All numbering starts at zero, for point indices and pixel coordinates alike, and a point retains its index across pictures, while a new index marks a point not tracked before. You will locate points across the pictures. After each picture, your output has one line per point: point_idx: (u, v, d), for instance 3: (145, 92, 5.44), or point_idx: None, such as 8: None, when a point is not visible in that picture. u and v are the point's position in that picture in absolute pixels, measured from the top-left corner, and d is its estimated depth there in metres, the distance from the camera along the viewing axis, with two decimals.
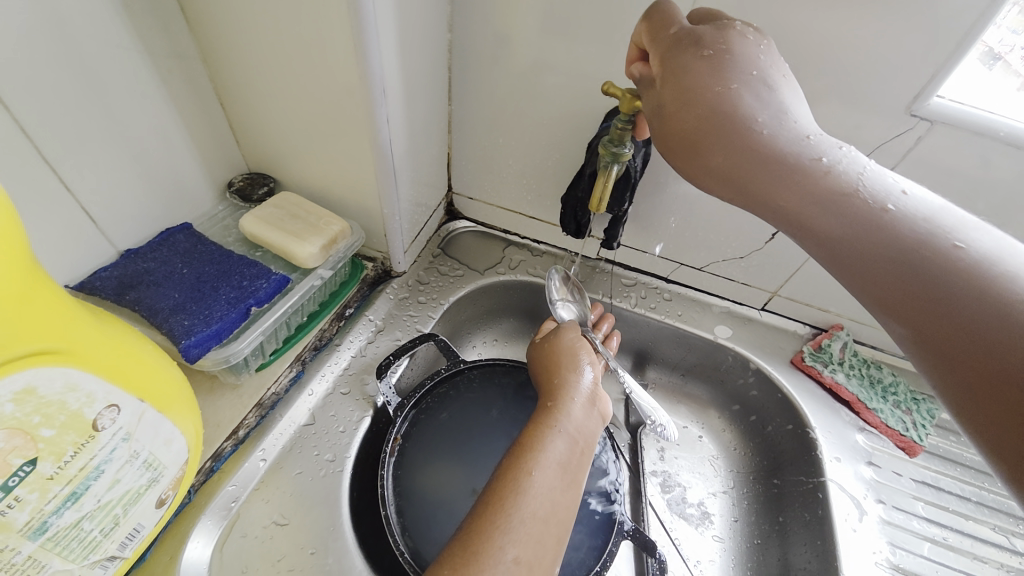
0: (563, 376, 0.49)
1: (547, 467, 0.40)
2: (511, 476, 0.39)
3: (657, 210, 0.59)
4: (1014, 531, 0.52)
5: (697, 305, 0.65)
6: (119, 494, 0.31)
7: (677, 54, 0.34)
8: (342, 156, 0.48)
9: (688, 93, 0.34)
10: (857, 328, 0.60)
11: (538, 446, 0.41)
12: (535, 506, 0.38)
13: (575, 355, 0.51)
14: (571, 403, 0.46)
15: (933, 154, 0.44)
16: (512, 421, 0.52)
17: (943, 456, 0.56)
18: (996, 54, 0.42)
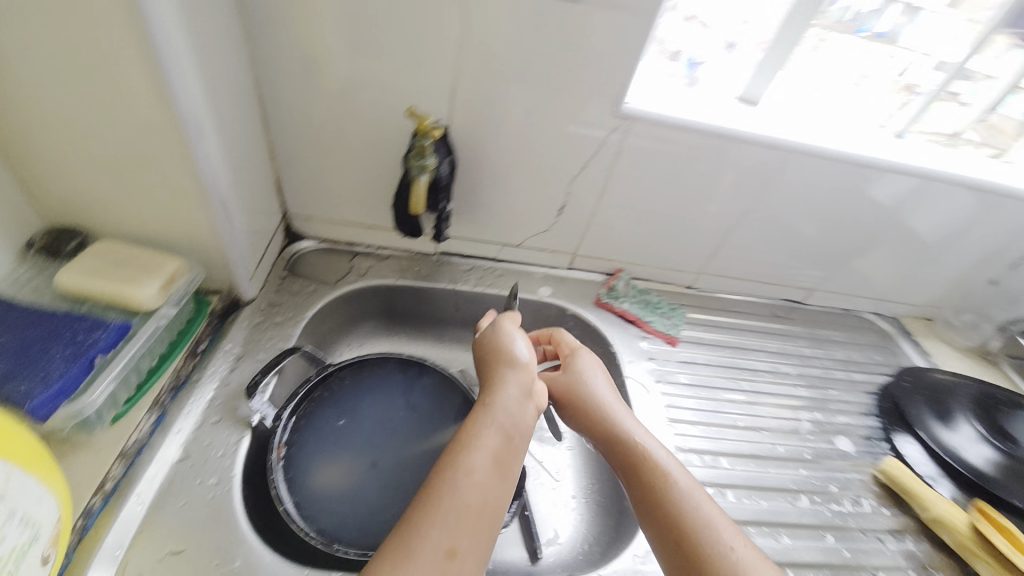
0: (499, 369, 0.54)
1: (480, 458, 0.45)
2: (445, 471, 0.44)
3: (472, 204, 0.72)
4: (741, 377, 0.76)
5: (522, 275, 0.81)
6: (6, 552, 0.31)
7: (570, 358, 0.62)
8: (162, 197, 0.49)
9: (569, 379, 0.59)
10: (631, 268, 0.83)
11: (477, 443, 0.46)
12: (470, 500, 0.42)
13: (511, 342, 0.57)
14: (505, 400, 0.51)
15: (639, 140, 0.66)
16: (386, 404, 0.61)
17: (692, 341, 0.79)
18: (732, 44, 0.70)
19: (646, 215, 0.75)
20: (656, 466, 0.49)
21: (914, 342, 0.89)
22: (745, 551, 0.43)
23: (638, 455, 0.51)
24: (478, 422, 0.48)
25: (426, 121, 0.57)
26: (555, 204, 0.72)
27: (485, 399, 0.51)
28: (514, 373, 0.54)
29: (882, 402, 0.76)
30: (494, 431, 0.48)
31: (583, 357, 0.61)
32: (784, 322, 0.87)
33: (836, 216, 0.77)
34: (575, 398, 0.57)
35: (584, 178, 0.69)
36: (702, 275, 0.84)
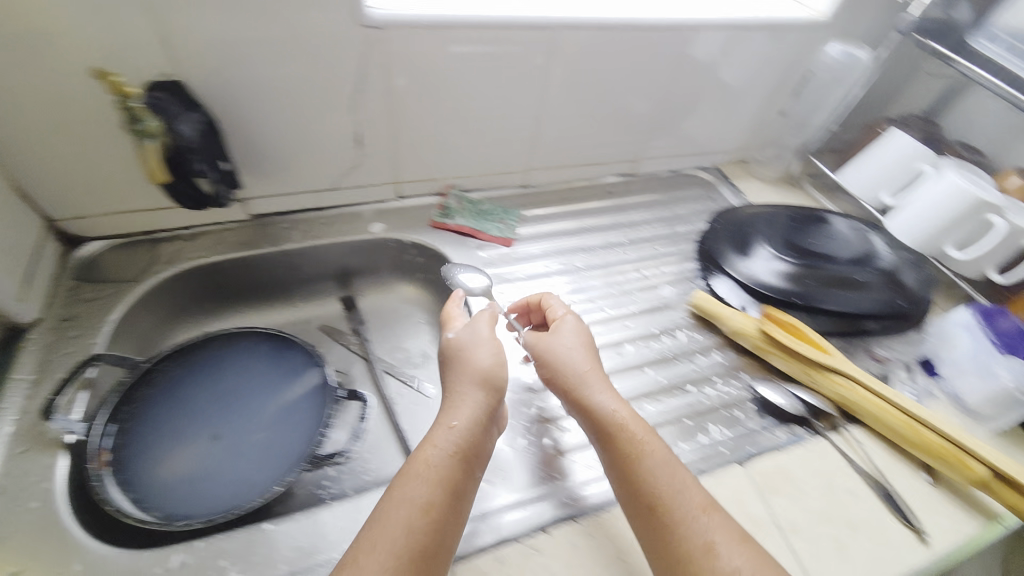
0: (462, 375, 0.52)
1: (424, 488, 0.43)
2: (391, 503, 0.42)
3: (261, 156, 0.67)
4: (575, 258, 0.81)
5: (351, 217, 0.79)
6: None
7: (557, 322, 0.60)
8: None
9: (542, 350, 0.56)
10: (460, 183, 0.83)
11: (433, 467, 0.44)
12: (417, 534, 0.40)
13: (474, 343, 0.54)
14: (462, 414, 0.48)
15: (401, 46, 0.62)
16: (220, 387, 0.61)
17: (528, 238, 0.82)
18: None
19: (447, 124, 0.74)
20: (629, 438, 0.48)
21: (732, 185, 0.98)
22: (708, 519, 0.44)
23: (609, 429, 0.49)
24: (433, 442, 0.46)
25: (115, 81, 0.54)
26: (348, 135, 0.69)
27: (446, 410, 0.49)
28: (477, 373, 0.51)
29: (701, 245, 0.82)
30: (446, 448, 0.46)
31: (571, 321, 0.59)
32: (616, 197, 0.93)
33: (630, 82, 0.79)
34: (547, 369, 0.55)
35: (364, 100, 0.66)
36: (530, 172, 0.86)
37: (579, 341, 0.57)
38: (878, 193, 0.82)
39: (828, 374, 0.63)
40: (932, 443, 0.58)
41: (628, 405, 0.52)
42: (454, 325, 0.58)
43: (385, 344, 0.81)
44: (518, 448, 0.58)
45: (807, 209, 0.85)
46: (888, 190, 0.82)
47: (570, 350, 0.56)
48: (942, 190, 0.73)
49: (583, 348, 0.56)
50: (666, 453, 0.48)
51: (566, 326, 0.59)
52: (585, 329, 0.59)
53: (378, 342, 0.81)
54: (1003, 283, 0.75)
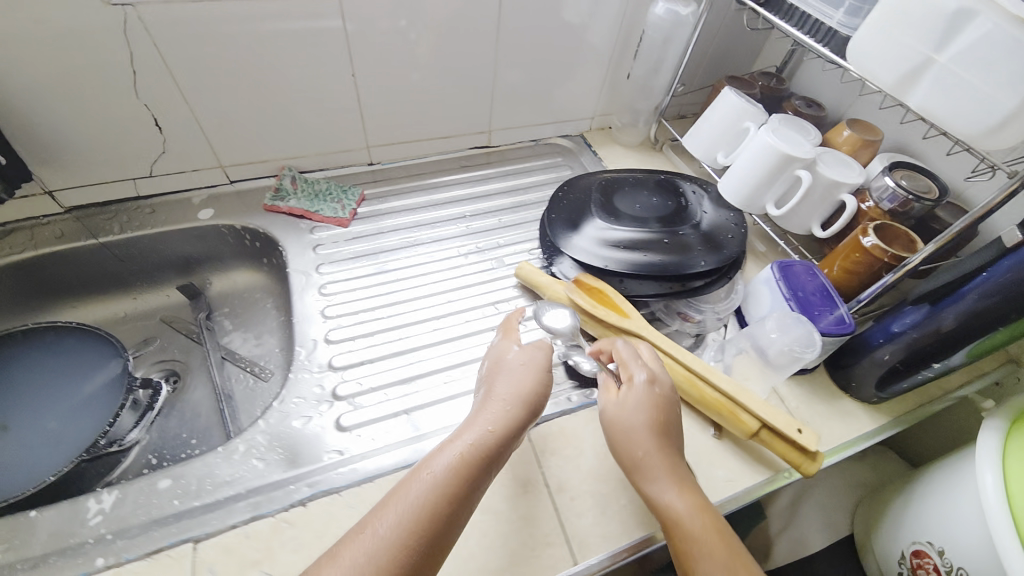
0: (510, 391, 0.52)
1: (445, 470, 0.44)
2: (418, 480, 0.43)
3: (50, 146, 0.66)
4: (413, 232, 0.81)
5: (178, 203, 0.78)
6: None
7: (629, 378, 0.56)
8: None
9: (613, 417, 0.54)
10: (295, 163, 0.82)
11: (469, 460, 0.45)
12: (429, 516, 0.41)
13: (529, 388, 0.53)
14: (496, 418, 0.49)
15: (164, 24, 0.60)
16: (25, 383, 0.62)
17: (367, 216, 0.82)
18: None
19: (257, 104, 0.73)
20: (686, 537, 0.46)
21: (593, 151, 0.98)
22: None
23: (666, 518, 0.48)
24: (466, 441, 0.47)
25: None
26: (146, 120, 0.68)
27: (485, 411, 0.50)
28: (518, 394, 0.52)
29: (541, 216, 0.82)
30: (478, 447, 0.46)
31: (645, 383, 0.55)
32: (471, 169, 0.92)
33: (452, 52, 0.78)
34: (613, 432, 0.53)
35: (148, 85, 0.65)
36: (372, 149, 0.86)
37: (648, 405, 0.53)
38: (715, 154, 0.84)
39: (624, 338, 0.65)
40: (710, 398, 0.60)
41: (700, 494, 0.50)
42: (512, 360, 0.56)
43: (237, 332, 0.81)
44: (315, 426, 0.58)
45: (655, 175, 0.85)
46: (724, 150, 0.83)
47: (639, 417, 0.52)
48: (750, 151, 0.74)
49: (653, 413, 0.53)
50: (723, 549, 0.45)
51: (639, 387, 0.55)
52: (657, 391, 0.54)
53: (222, 329, 0.81)
54: (823, 236, 0.73)
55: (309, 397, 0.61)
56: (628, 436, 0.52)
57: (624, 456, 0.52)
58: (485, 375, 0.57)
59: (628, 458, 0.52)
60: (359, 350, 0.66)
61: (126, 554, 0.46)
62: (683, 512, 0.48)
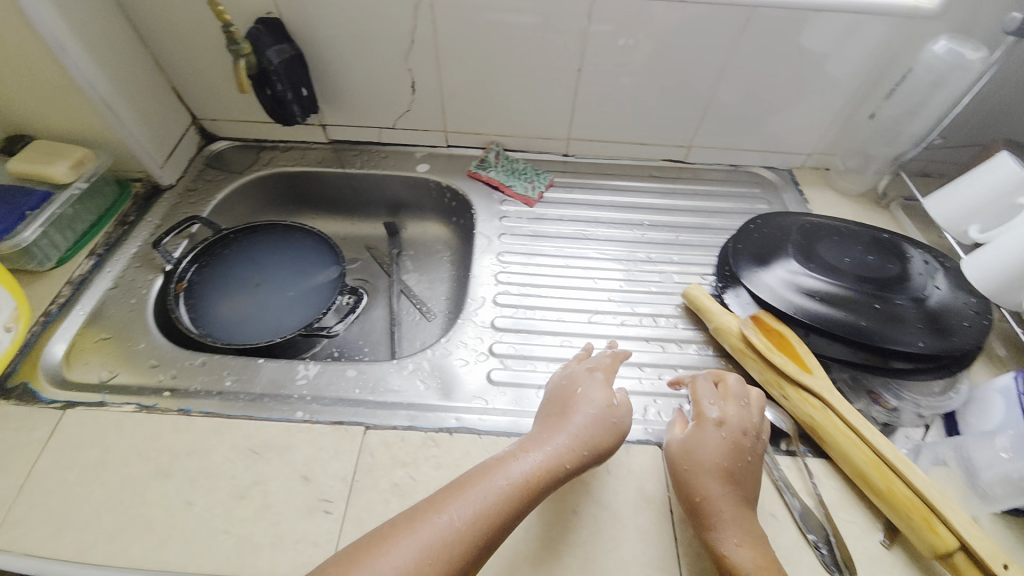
0: (586, 427, 0.51)
1: (512, 481, 0.45)
2: (487, 482, 0.44)
3: (334, 90, 0.82)
4: (590, 227, 0.83)
5: (404, 155, 0.92)
6: None
7: (702, 416, 0.53)
8: (55, 105, 0.68)
9: (680, 454, 0.52)
10: (503, 140, 0.90)
11: (536, 485, 0.45)
12: (495, 520, 0.42)
13: (598, 429, 0.51)
14: (563, 450, 0.48)
15: (447, 4, 0.70)
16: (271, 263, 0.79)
17: (552, 201, 0.86)
18: None
19: (494, 85, 0.81)
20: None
21: (799, 191, 0.89)
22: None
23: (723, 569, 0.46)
24: (531, 466, 0.46)
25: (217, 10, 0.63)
26: (406, 83, 0.81)
27: (556, 434, 0.50)
28: (594, 436, 0.50)
29: (724, 246, 0.78)
30: (543, 474, 0.46)
31: (714, 424, 0.52)
32: (660, 180, 0.92)
33: (681, 62, 0.77)
34: (675, 470, 0.52)
35: (418, 53, 0.76)
36: (572, 142, 0.90)
37: (716, 446, 0.51)
38: (969, 228, 0.70)
39: (800, 393, 0.59)
40: (899, 493, 0.51)
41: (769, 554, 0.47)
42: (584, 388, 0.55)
43: (413, 265, 0.94)
44: (468, 371, 0.64)
45: (876, 231, 0.74)
46: (981, 224, 0.69)
47: (705, 454, 0.51)
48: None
49: (721, 457, 0.50)
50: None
51: (710, 424, 0.53)
52: (729, 434, 0.52)
53: (406, 266, 0.94)
54: None
55: (469, 346, 0.67)
56: (693, 477, 0.50)
57: (683, 494, 0.50)
58: (552, 396, 0.56)
59: (686, 496, 0.50)
60: (518, 318, 0.71)
61: (317, 416, 0.57)
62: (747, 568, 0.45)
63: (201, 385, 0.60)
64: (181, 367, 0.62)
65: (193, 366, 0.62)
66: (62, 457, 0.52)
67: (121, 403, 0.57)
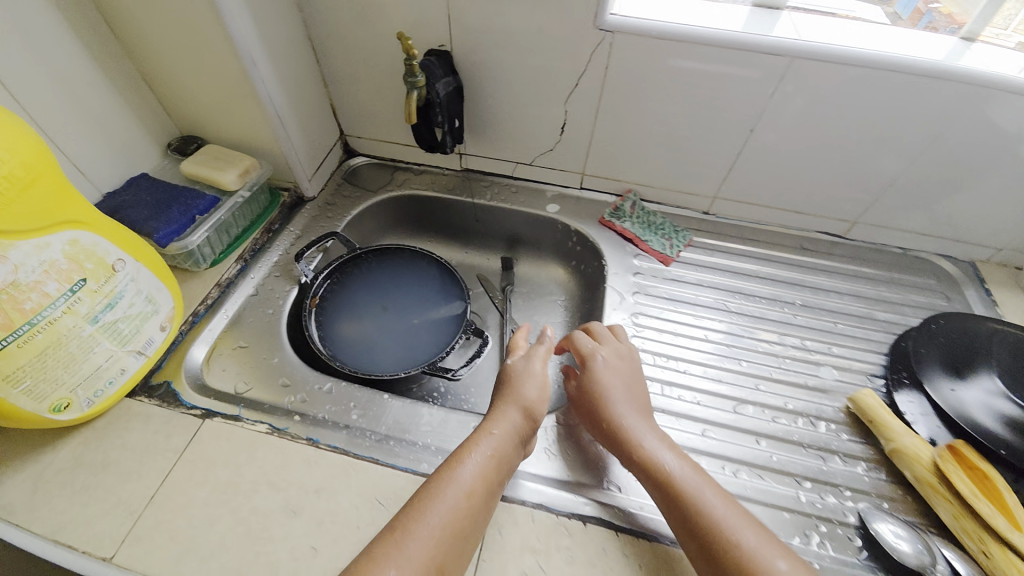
0: (508, 398, 0.56)
1: (472, 478, 0.47)
2: (445, 484, 0.46)
3: (483, 123, 0.81)
4: (732, 299, 0.76)
5: (535, 192, 0.89)
6: (134, 312, 0.55)
7: (587, 358, 0.60)
8: (234, 115, 0.70)
9: (585, 394, 0.57)
10: (642, 190, 0.85)
11: (490, 469, 0.49)
12: (466, 510, 0.45)
13: (520, 392, 0.56)
14: (497, 420, 0.53)
15: (625, 52, 0.67)
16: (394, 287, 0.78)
17: (689, 262, 0.80)
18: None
19: (648, 136, 0.76)
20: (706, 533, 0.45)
21: (984, 290, 0.77)
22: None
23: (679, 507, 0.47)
24: (471, 446, 0.50)
25: (406, 41, 0.62)
26: (557, 124, 0.78)
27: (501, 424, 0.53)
28: (536, 407, 0.55)
29: (894, 344, 0.68)
30: (488, 452, 0.50)
31: (595, 357, 0.59)
32: (812, 254, 0.82)
33: (871, 134, 0.69)
34: (584, 409, 0.57)
35: (578, 96, 0.73)
36: (716, 200, 0.83)
37: (606, 373, 0.57)
38: None
39: (1011, 555, 0.48)
40: None
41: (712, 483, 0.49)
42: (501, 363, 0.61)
43: (525, 305, 0.90)
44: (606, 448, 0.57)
45: None
46: None
47: (602, 385, 0.57)
48: None
49: (615, 385, 0.57)
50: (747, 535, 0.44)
51: (598, 360, 0.59)
52: (613, 361, 0.59)
53: (517, 305, 0.90)
54: None
55: None
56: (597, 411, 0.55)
57: (598, 427, 0.55)
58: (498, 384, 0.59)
59: (600, 427, 0.55)
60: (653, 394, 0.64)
61: None
62: (676, 471, 0.49)
63: (329, 412, 0.59)
64: (309, 389, 0.61)
65: (320, 391, 0.61)
66: (196, 471, 0.52)
67: (255, 422, 0.56)
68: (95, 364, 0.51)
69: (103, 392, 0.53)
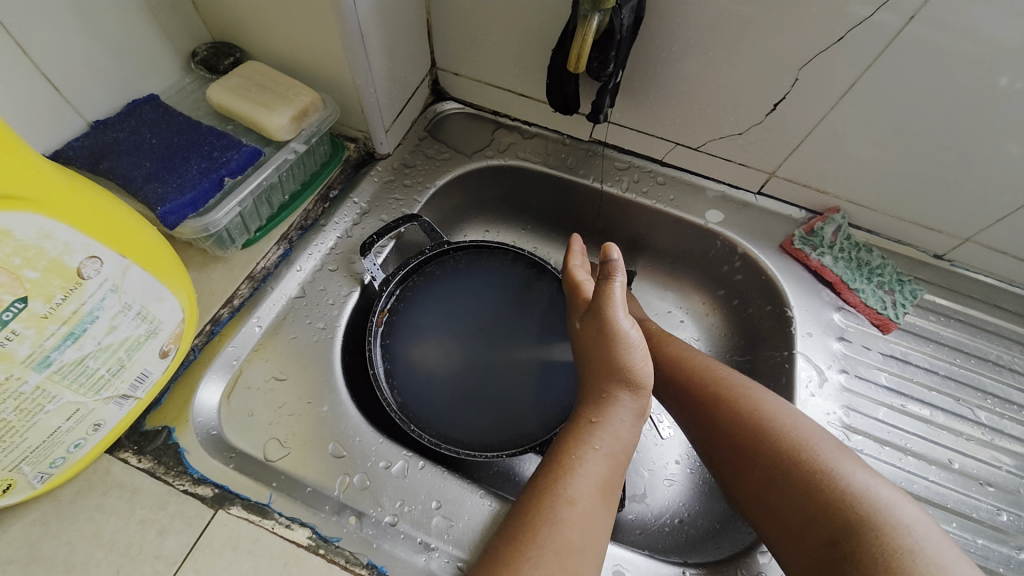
0: (594, 360, 0.44)
1: (587, 485, 0.38)
2: (555, 474, 0.38)
3: (651, 82, 0.54)
4: (979, 404, 0.53)
5: (691, 189, 0.63)
6: (118, 340, 0.34)
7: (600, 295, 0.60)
8: (293, 22, 0.45)
9: None
10: (854, 211, 0.58)
11: (603, 454, 0.40)
12: (589, 497, 0.37)
13: (601, 339, 0.44)
14: (589, 399, 0.43)
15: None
16: (487, 303, 0.54)
17: (917, 334, 0.56)
18: None
19: (915, 139, 0.49)
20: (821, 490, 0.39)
21: None
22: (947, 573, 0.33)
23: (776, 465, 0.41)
24: (577, 439, 0.41)
25: None
26: (770, 99, 0.51)
27: (603, 409, 0.42)
28: (648, 375, 0.43)
29: None
30: (586, 432, 0.41)
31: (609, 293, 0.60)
32: None
33: None
34: None
35: (827, 62, 0.46)
36: (966, 243, 0.56)
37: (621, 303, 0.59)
38: None
39: None
40: None
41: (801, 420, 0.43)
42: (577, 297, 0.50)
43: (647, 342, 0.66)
44: None
45: None
46: None
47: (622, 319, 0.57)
48: None
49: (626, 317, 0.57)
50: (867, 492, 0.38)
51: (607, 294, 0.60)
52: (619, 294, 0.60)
53: None
54: None
55: None
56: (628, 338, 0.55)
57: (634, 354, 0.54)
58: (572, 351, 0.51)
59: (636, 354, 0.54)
60: None
61: None
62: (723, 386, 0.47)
63: (400, 514, 0.40)
64: (371, 466, 0.42)
65: (386, 472, 0.42)
66: None
67: (291, 523, 0.38)
68: (50, 427, 0.33)
69: (64, 460, 0.35)
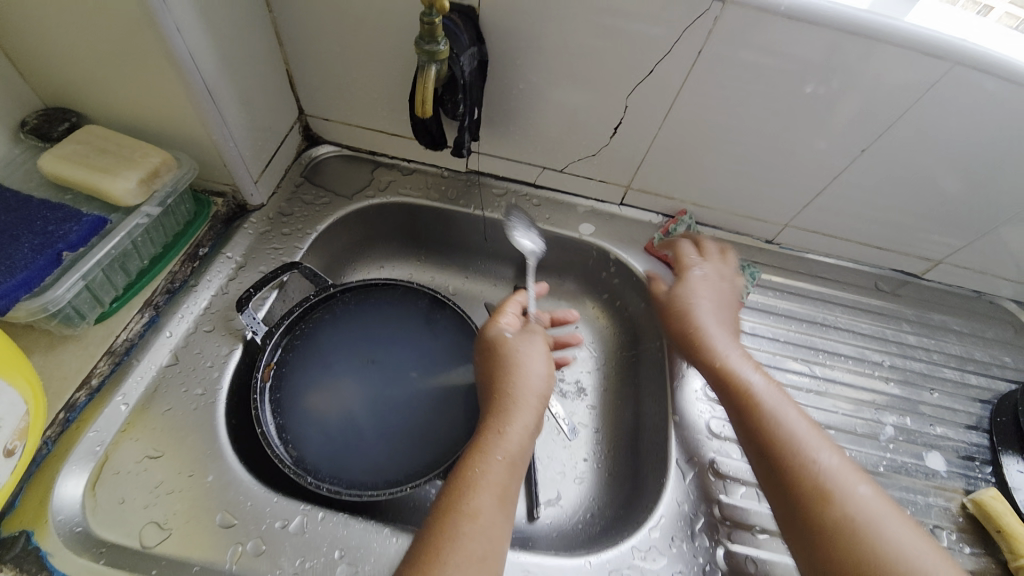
0: (504, 377, 0.47)
1: (487, 494, 0.40)
2: (460, 491, 0.40)
3: (509, 116, 0.59)
4: (814, 360, 0.63)
5: (563, 206, 0.69)
6: None
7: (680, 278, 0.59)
8: (132, 83, 0.44)
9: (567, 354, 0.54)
10: (698, 212, 0.67)
11: (505, 464, 0.42)
12: (488, 508, 0.39)
13: (519, 360, 0.48)
14: (495, 410, 0.45)
15: (731, 36, 0.48)
16: (382, 340, 0.55)
17: (760, 309, 0.66)
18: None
19: (727, 148, 0.59)
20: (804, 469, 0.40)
21: None
22: (868, 497, 0.39)
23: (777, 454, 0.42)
24: (479, 452, 0.42)
25: None
26: (610, 123, 0.58)
27: (507, 418, 0.44)
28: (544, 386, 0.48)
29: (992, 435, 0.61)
30: (491, 446, 0.42)
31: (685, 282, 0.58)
32: (889, 298, 0.70)
33: (994, 180, 0.56)
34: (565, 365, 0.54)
35: (647, 90, 0.54)
36: (786, 228, 0.67)
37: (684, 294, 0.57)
38: None
39: None
40: None
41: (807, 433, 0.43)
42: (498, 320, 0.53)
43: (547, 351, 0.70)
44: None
45: None
46: None
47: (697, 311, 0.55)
48: None
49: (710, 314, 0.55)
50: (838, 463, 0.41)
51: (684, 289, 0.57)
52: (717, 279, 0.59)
53: None
54: None
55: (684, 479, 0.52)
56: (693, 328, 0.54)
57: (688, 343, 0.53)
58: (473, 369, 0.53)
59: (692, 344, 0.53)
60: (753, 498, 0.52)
61: None
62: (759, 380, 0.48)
63: (301, 572, 0.39)
64: (266, 529, 0.41)
65: (283, 531, 0.41)
66: None
67: None
68: None
69: None
